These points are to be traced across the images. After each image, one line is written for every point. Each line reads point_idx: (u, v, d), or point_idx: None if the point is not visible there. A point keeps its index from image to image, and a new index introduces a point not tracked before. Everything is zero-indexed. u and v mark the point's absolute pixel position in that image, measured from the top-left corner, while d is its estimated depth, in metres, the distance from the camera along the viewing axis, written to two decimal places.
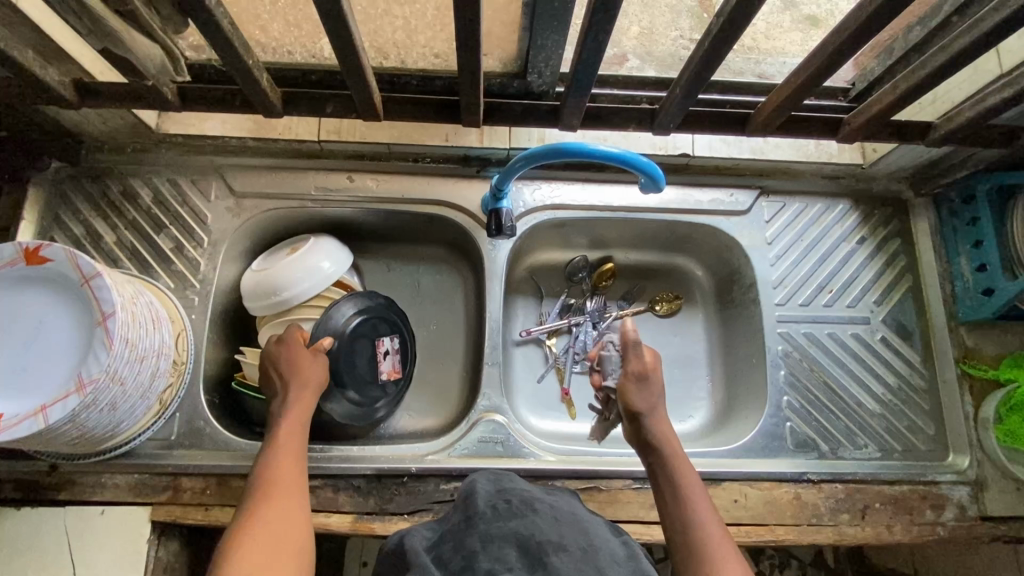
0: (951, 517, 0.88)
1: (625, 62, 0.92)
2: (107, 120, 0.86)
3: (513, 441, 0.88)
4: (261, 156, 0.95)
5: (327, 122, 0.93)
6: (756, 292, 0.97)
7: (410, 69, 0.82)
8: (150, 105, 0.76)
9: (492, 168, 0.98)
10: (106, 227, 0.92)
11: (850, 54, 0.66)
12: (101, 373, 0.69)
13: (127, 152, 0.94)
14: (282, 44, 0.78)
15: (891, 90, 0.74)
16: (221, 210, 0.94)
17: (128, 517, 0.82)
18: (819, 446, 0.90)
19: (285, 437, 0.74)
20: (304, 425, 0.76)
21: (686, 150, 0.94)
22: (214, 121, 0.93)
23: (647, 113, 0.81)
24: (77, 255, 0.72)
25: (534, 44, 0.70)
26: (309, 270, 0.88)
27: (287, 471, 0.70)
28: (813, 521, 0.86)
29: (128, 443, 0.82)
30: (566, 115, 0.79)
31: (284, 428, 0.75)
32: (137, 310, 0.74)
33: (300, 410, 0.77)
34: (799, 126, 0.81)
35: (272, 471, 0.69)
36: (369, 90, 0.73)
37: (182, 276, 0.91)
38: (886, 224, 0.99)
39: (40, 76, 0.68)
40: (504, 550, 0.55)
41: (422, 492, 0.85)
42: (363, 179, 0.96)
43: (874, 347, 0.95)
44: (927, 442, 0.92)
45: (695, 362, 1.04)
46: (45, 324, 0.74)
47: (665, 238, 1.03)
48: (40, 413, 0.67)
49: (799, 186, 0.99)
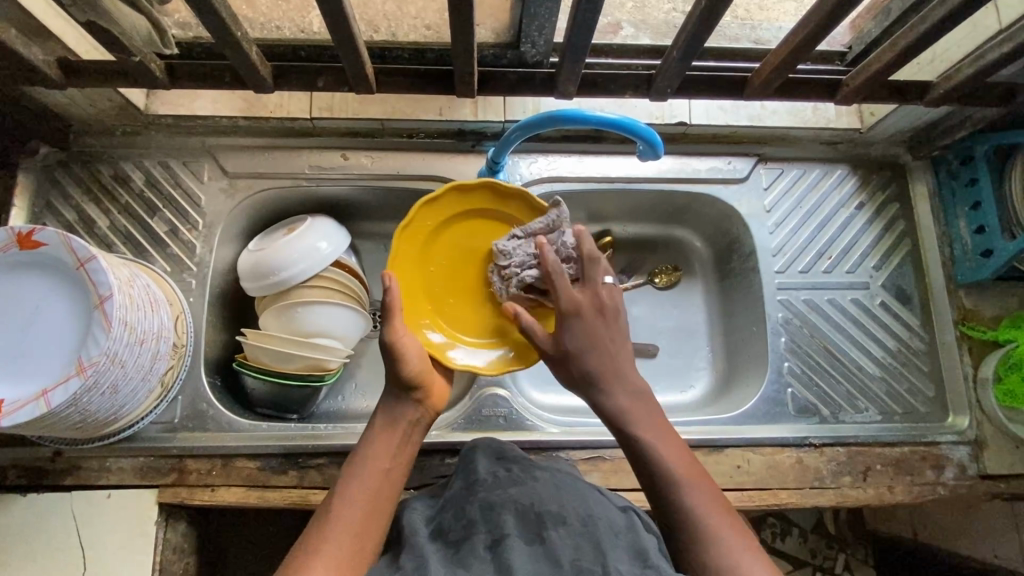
0: (951, 477, 0.89)
1: (619, 31, 0.88)
2: (95, 102, 0.85)
3: (515, 415, 0.89)
4: (253, 136, 0.94)
5: (318, 99, 0.92)
6: (755, 260, 0.97)
7: (401, 42, 0.80)
8: (141, 84, 0.75)
9: (487, 142, 0.97)
10: (99, 212, 0.91)
11: (849, 11, 0.65)
12: (101, 356, 0.68)
13: (116, 136, 0.93)
14: (270, 19, 0.79)
15: (889, 48, 0.73)
16: (215, 191, 0.93)
17: (134, 500, 0.82)
18: (820, 411, 0.91)
19: (392, 439, 0.67)
20: (411, 434, 0.69)
21: (683, 118, 0.93)
22: (203, 100, 0.91)
23: (644, 78, 0.81)
24: (70, 238, 0.71)
25: (527, 12, 0.69)
26: (306, 250, 0.88)
27: (377, 475, 0.64)
28: (815, 484, 0.87)
29: (132, 426, 0.81)
30: (561, 82, 0.78)
31: (392, 431, 0.68)
32: (135, 293, 0.73)
33: (412, 418, 0.70)
34: (797, 89, 0.81)
35: (370, 469, 0.64)
36: (362, 61, 0.72)
37: (178, 259, 0.90)
38: (884, 188, 0.99)
39: (23, 53, 0.67)
40: (502, 519, 0.57)
41: (427, 467, 0.85)
42: (357, 157, 0.94)
43: (874, 312, 0.95)
44: (927, 404, 0.93)
45: (695, 332, 1.04)
46: (43, 308, 0.73)
47: (663, 209, 1.02)
48: (41, 397, 0.67)
49: (797, 153, 0.99)
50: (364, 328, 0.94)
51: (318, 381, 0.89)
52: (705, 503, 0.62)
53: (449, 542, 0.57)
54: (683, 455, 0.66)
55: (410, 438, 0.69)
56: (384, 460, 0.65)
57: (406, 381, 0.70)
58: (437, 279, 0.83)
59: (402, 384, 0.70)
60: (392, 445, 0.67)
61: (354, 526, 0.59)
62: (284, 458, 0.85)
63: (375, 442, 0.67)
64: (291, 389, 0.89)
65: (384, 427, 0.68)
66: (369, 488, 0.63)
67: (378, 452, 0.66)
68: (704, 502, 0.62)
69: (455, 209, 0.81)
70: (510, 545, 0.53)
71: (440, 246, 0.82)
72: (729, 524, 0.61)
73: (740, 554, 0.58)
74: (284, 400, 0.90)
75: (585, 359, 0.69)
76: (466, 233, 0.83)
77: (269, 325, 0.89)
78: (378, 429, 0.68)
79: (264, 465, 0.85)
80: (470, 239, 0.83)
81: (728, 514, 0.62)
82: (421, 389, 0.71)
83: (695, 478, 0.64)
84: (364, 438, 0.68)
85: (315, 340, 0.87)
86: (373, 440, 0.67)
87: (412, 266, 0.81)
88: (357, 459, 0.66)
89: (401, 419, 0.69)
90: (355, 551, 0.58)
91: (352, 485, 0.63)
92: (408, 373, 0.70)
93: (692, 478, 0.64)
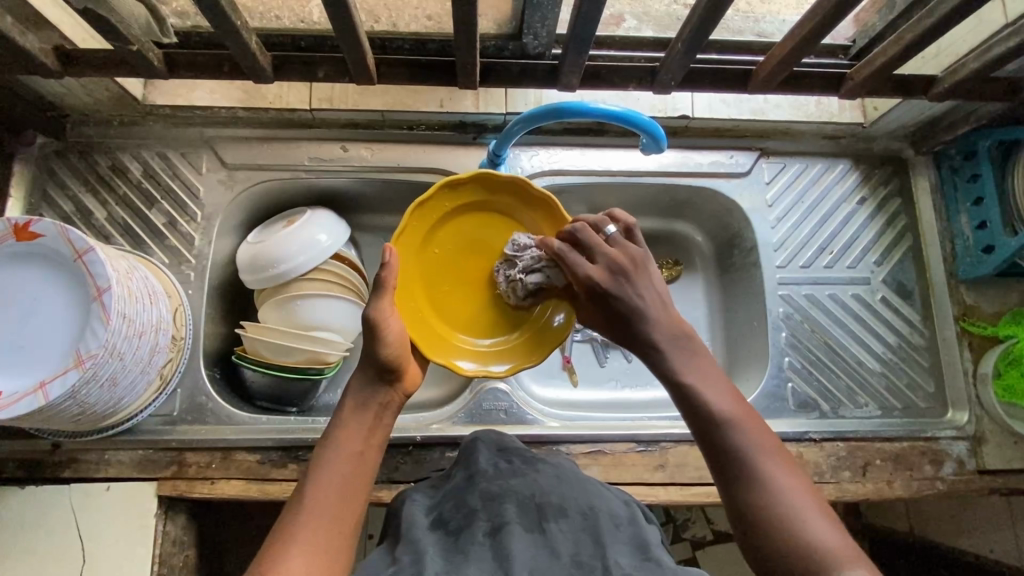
0: (950, 472, 0.89)
1: (622, 23, 0.87)
2: (92, 92, 0.84)
3: (515, 408, 0.88)
4: (251, 127, 0.93)
5: (318, 90, 0.92)
6: (756, 255, 0.96)
7: (402, 33, 0.80)
8: (139, 73, 0.74)
9: (488, 135, 0.96)
10: (97, 203, 0.90)
11: (856, 4, 0.64)
12: (99, 349, 0.68)
13: (114, 126, 0.92)
14: (269, 7, 0.77)
15: (895, 42, 0.73)
16: (214, 182, 0.92)
17: (132, 493, 0.82)
18: (820, 406, 0.91)
19: (361, 428, 0.65)
20: (383, 422, 0.67)
21: (686, 112, 0.93)
22: (202, 91, 0.90)
23: (647, 70, 0.80)
24: (67, 229, 0.70)
25: (530, 3, 0.68)
26: (305, 243, 0.87)
27: (345, 469, 0.62)
28: (814, 478, 0.87)
29: (131, 419, 0.81)
30: (564, 74, 0.77)
31: (362, 420, 0.65)
32: (133, 286, 0.72)
33: (384, 406, 0.67)
34: (802, 83, 0.80)
35: (338, 461, 0.62)
36: (363, 51, 0.71)
37: (176, 251, 0.90)
38: (886, 183, 0.98)
39: (19, 41, 0.66)
40: (503, 508, 0.57)
41: (427, 460, 0.85)
42: (356, 149, 0.94)
43: (874, 307, 0.95)
44: (927, 399, 0.93)
45: (695, 327, 1.04)
46: (41, 299, 0.73)
47: (664, 203, 1.02)
48: (39, 389, 0.67)
49: (799, 147, 0.98)
50: None
51: (316, 374, 0.88)
52: (761, 447, 0.59)
53: (449, 531, 0.57)
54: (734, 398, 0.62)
55: (381, 420, 0.67)
56: (354, 447, 0.63)
57: (382, 363, 0.67)
58: (437, 275, 0.80)
59: (378, 368, 0.67)
60: (362, 430, 0.65)
61: (326, 518, 0.58)
62: (284, 452, 0.85)
63: (344, 431, 0.64)
64: (291, 382, 0.89)
65: (354, 410, 0.66)
66: (340, 476, 0.61)
67: (347, 438, 0.64)
68: (762, 447, 0.59)
69: (468, 198, 0.79)
70: (510, 533, 0.53)
71: (443, 232, 0.79)
72: (788, 469, 0.58)
73: (800, 502, 0.56)
74: (283, 393, 0.89)
75: (636, 319, 0.65)
76: (473, 227, 0.80)
77: (268, 318, 0.88)
78: (348, 417, 0.65)
79: (264, 458, 0.85)
80: (476, 234, 0.80)
81: (783, 456, 0.59)
82: (397, 373, 0.68)
83: (748, 422, 0.61)
84: (333, 422, 0.66)
85: (314, 333, 0.87)
86: (343, 425, 0.65)
87: (414, 250, 0.78)
88: (326, 445, 0.63)
89: (371, 402, 0.66)
90: (327, 544, 0.56)
91: (323, 474, 0.61)
92: (383, 356, 0.67)
93: (745, 423, 0.60)
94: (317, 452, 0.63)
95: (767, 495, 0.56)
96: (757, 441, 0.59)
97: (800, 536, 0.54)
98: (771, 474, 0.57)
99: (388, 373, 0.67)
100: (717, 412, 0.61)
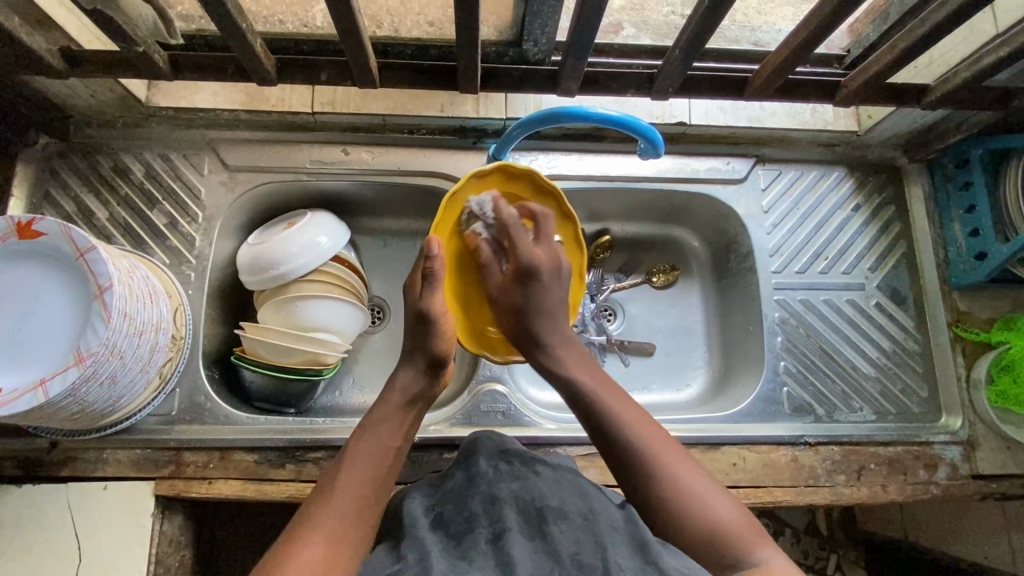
0: (944, 476, 0.90)
1: (620, 30, 0.88)
2: (97, 93, 0.84)
3: (513, 411, 0.89)
4: (254, 129, 0.94)
5: (320, 93, 0.93)
6: (752, 261, 0.97)
7: (404, 38, 0.80)
8: (144, 74, 0.75)
9: (488, 139, 0.97)
10: (99, 204, 0.91)
11: (849, 13, 0.66)
12: (100, 346, 0.68)
13: (117, 127, 0.93)
14: (274, 11, 0.78)
15: (888, 51, 0.74)
16: (215, 184, 0.92)
17: (130, 492, 0.82)
18: (815, 410, 0.92)
19: (396, 421, 0.66)
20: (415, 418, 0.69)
21: (683, 118, 0.94)
22: (205, 94, 0.91)
23: (646, 78, 0.81)
24: (70, 228, 0.71)
25: (530, 10, 0.69)
26: (305, 244, 0.88)
27: (377, 458, 0.63)
28: (810, 482, 0.88)
29: (129, 418, 0.81)
30: (564, 79, 0.78)
31: (398, 412, 0.67)
32: (134, 284, 0.73)
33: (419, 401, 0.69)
34: (796, 90, 0.82)
35: (373, 449, 0.64)
36: (366, 55, 0.72)
37: (177, 252, 0.90)
38: (880, 191, 1.00)
39: (26, 41, 0.67)
40: (503, 512, 0.57)
41: (425, 461, 0.85)
42: (357, 152, 0.95)
43: (869, 313, 0.96)
44: (921, 404, 0.94)
45: (692, 331, 1.05)
46: (43, 297, 0.73)
47: (661, 209, 1.03)
48: (39, 386, 0.67)
49: (795, 155, 1.00)
50: (363, 323, 0.94)
51: (314, 375, 0.88)
52: (651, 441, 0.64)
53: (451, 534, 0.57)
54: (621, 400, 0.68)
55: (414, 417, 0.69)
56: (393, 441, 0.65)
57: (438, 357, 0.70)
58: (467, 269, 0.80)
59: (431, 360, 0.70)
60: (400, 427, 0.66)
61: (356, 506, 0.59)
62: (282, 452, 0.85)
63: (379, 421, 0.66)
64: (289, 383, 0.89)
65: (395, 404, 0.67)
66: (374, 469, 0.62)
67: (386, 432, 0.65)
68: (652, 441, 0.64)
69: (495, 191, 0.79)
70: (512, 538, 0.54)
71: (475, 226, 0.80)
72: (678, 456, 0.64)
73: (693, 482, 0.62)
74: (282, 394, 0.90)
75: (540, 316, 0.71)
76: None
77: (267, 318, 0.89)
78: (386, 408, 0.67)
79: (262, 458, 0.85)
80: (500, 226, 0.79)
81: (671, 445, 0.65)
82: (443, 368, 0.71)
83: (635, 419, 0.66)
84: (371, 412, 0.67)
85: (314, 335, 0.87)
86: (383, 417, 0.66)
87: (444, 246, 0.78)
88: (365, 435, 0.65)
89: (412, 398, 0.68)
90: (352, 532, 0.57)
91: (357, 462, 0.62)
92: (438, 349, 0.69)
93: (629, 417, 0.66)
94: (352, 440, 0.65)
95: (660, 482, 0.61)
96: (644, 434, 0.65)
97: (696, 514, 0.60)
98: (665, 465, 0.62)
99: (435, 368, 0.70)
100: (606, 413, 0.66)
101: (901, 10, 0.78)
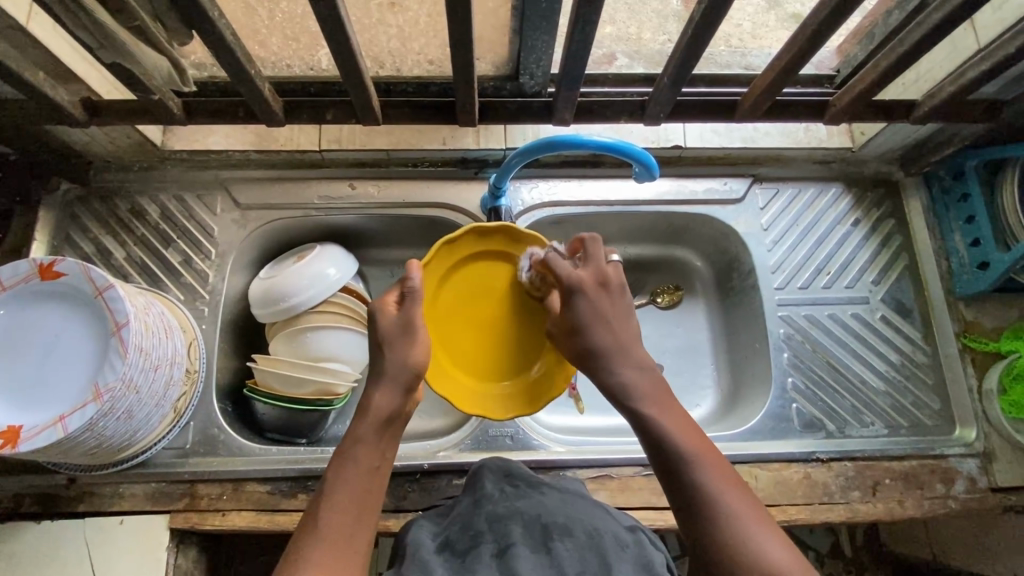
0: (961, 490, 0.89)
1: (613, 61, 0.91)
2: (114, 139, 0.89)
3: (521, 434, 0.90)
4: (264, 168, 0.98)
5: (326, 132, 0.97)
6: (754, 278, 0.98)
7: (406, 77, 0.84)
8: (159, 119, 0.79)
9: (489, 169, 1.00)
10: (115, 244, 0.94)
11: (830, 34, 0.68)
12: (117, 381, 0.70)
13: (134, 171, 0.97)
14: (281, 57, 0.81)
15: (872, 69, 0.76)
16: (228, 222, 0.96)
17: (146, 525, 0.83)
18: (826, 425, 0.91)
19: (364, 446, 0.63)
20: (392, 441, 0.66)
21: (678, 142, 0.97)
22: (217, 136, 0.96)
23: (638, 104, 0.84)
24: (90, 268, 0.73)
25: (525, 45, 0.72)
26: (314, 277, 0.90)
27: (354, 484, 0.60)
28: (824, 499, 0.87)
29: (144, 452, 0.83)
30: (558, 109, 0.81)
31: (364, 433, 0.63)
32: (150, 320, 0.75)
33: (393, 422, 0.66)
34: (786, 110, 0.84)
35: (347, 477, 0.61)
36: (368, 95, 0.76)
37: (191, 289, 0.93)
38: (879, 206, 1.01)
39: (50, 94, 0.71)
40: (509, 530, 0.57)
41: (434, 488, 0.85)
42: (363, 186, 0.98)
43: (875, 326, 0.96)
44: (933, 417, 0.93)
45: (700, 350, 1.05)
46: (62, 336, 0.76)
47: (662, 230, 1.04)
48: (58, 422, 0.69)
49: (791, 173, 1.01)
50: None
51: (324, 406, 0.90)
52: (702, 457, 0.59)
53: (456, 552, 0.57)
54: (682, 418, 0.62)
55: (392, 436, 0.66)
56: (375, 459, 0.63)
57: (414, 369, 0.68)
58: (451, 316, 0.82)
59: (410, 372, 0.67)
60: (381, 444, 0.64)
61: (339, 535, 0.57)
62: (293, 482, 0.86)
63: (349, 447, 0.63)
64: (300, 415, 0.90)
65: (373, 425, 0.64)
66: (359, 490, 0.60)
67: (366, 453, 0.63)
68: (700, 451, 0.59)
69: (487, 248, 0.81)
70: (516, 554, 0.53)
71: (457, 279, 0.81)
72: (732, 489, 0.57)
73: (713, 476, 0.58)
74: (293, 425, 0.91)
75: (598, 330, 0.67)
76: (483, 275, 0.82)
77: (278, 351, 0.91)
78: (359, 428, 0.64)
79: (274, 489, 0.86)
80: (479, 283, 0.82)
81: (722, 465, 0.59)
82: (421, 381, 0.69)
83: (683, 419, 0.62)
84: (347, 436, 0.64)
85: (324, 365, 0.89)
86: (362, 438, 0.63)
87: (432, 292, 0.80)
88: (344, 460, 0.62)
89: (389, 418, 0.65)
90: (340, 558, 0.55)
91: (338, 489, 0.60)
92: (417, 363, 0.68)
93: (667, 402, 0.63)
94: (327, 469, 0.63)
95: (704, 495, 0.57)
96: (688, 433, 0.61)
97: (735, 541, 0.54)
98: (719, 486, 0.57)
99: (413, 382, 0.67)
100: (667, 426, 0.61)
101: (886, 31, 0.80)
